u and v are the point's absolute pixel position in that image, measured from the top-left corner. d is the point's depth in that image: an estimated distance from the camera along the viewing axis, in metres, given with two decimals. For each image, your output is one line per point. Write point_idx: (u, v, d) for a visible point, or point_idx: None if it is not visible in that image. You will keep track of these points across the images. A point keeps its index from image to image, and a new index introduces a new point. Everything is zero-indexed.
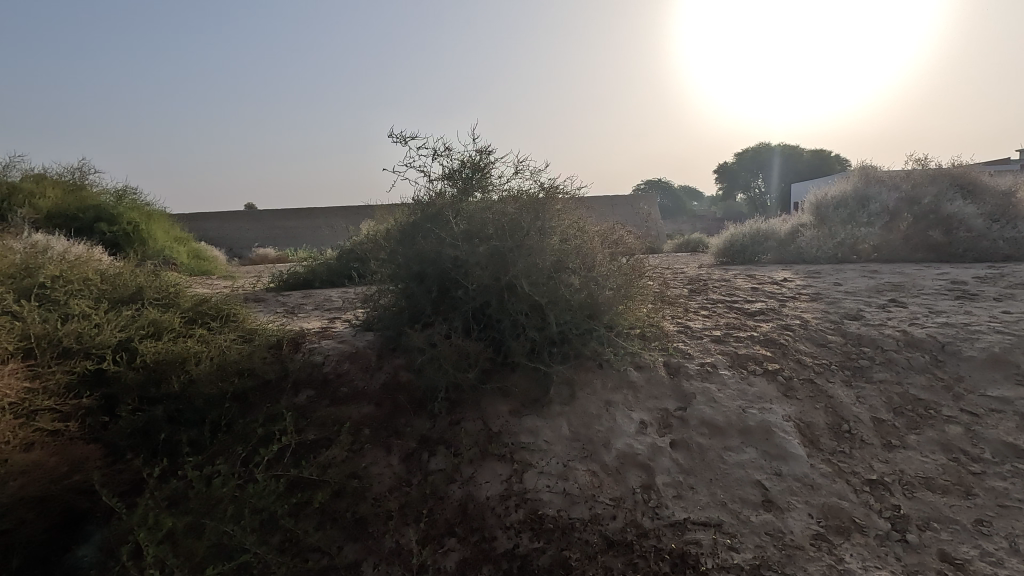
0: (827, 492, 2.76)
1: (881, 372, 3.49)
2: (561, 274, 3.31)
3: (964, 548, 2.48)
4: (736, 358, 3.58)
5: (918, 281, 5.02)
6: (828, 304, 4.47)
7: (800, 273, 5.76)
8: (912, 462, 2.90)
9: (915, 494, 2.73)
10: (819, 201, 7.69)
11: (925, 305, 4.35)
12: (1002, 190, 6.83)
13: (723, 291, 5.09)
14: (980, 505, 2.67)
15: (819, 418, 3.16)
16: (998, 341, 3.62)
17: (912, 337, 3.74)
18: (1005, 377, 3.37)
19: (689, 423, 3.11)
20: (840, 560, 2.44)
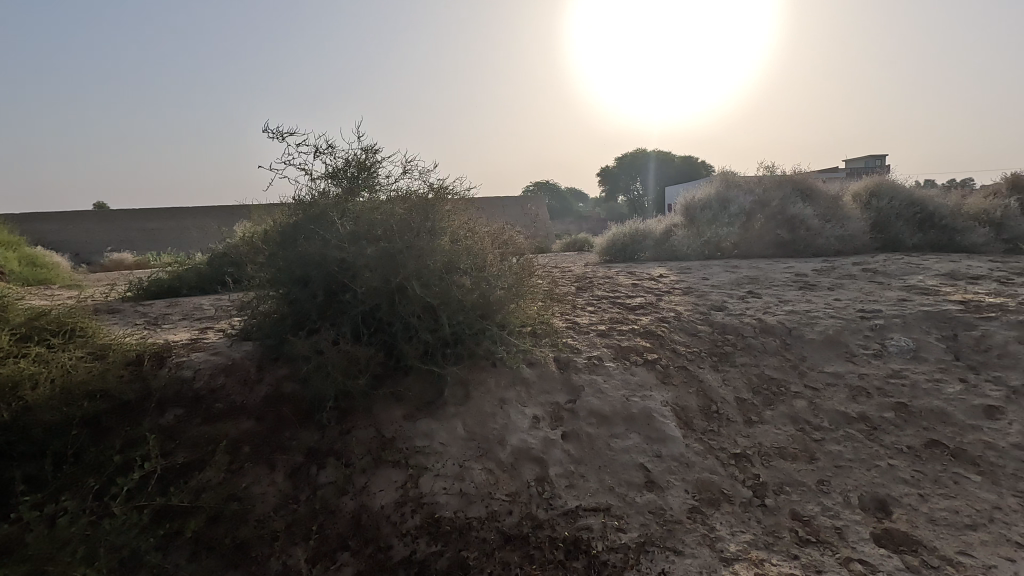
0: (700, 467, 3.02)
1: (742, 356, 3.90)
2: (452, 275, 3.31)
3: (810, 506, 2.79)
4: (620, 350, 3.81)
5: (769, 275, 5.67)
6: (697, 297, 4.91)
7: (673, 269, 6.27)
8: (768, 434, 3.26)
9: (771, 462, 3.07)
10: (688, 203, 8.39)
11: (776, 295, 4.92)
12: (832, 194, 7.92)
13: (606, 288, 5.39)
14: (820, 467, 3.02)
15: (691, 401, 3.46)
16: (832, 324, 4.19)
17: (766, 324, 4.22)
18: (838, 355, 3.90)
19: (578, 415, 3.26)
20: (711, 528, 2.67)
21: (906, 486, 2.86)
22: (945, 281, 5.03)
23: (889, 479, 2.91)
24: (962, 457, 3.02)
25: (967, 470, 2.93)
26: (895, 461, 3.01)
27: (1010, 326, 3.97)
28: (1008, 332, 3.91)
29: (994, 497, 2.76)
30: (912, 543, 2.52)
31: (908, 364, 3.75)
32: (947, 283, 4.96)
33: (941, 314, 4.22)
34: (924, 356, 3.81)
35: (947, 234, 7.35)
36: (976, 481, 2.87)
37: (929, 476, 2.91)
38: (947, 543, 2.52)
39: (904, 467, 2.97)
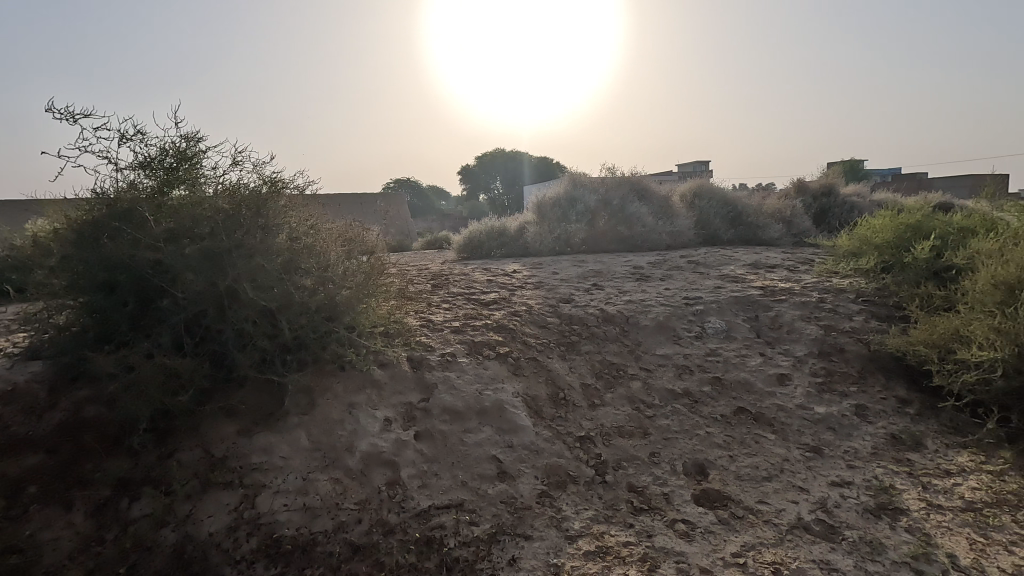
0: (548, 453, 3.16)
1: (587, 344, 4.17)
2: (292, 275, 3.09)
3: (643, 477, 3.06)
4: (473, 346, 3.85)
5: (611, 268, 6.13)
6: (547, 291, 5.15)
7: (526, 264, 6.52)
8: (609, 415, 3.52)
9: (611, 441, 3.31)
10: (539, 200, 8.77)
11: (616, 287, 5.34)
12: (663, 194, 8.81)
13: (462, 284, 5.43)
14: (652, 441, 3.33)
15: (541, 391, 3.61)
16: (662, 311, 4.65)
17: (607, 313, 4.56)
18: (667, 338, 4.34)
19: (432, 413, 3.23)
20: (558, 510, 2.81)
21: (720, 449, 3.27)
22: (749, 270, 5.85)
23: (707, 445, 3.30)
24: (762, 419, 3.52)
25: (765, 430, 3.43)
26: (712, 429, 3.43)
27: (796, 306, 4.73)
28: (794, 311, 4.65)
29: (785, 451, 3.25)
30: (723, 500, 2.87)
31: (722, 343, 4.29)
32: (751, 272, 5.77)
33: (746, 299, 4.90)
34: (734, 335, 4.39)
35: (753, 229, 8.57)
36: (772, 439, 3.36)
37: (737, 439, 3.36)
38: (749, 494, 2.91)
39: (718, 433, 3.40)
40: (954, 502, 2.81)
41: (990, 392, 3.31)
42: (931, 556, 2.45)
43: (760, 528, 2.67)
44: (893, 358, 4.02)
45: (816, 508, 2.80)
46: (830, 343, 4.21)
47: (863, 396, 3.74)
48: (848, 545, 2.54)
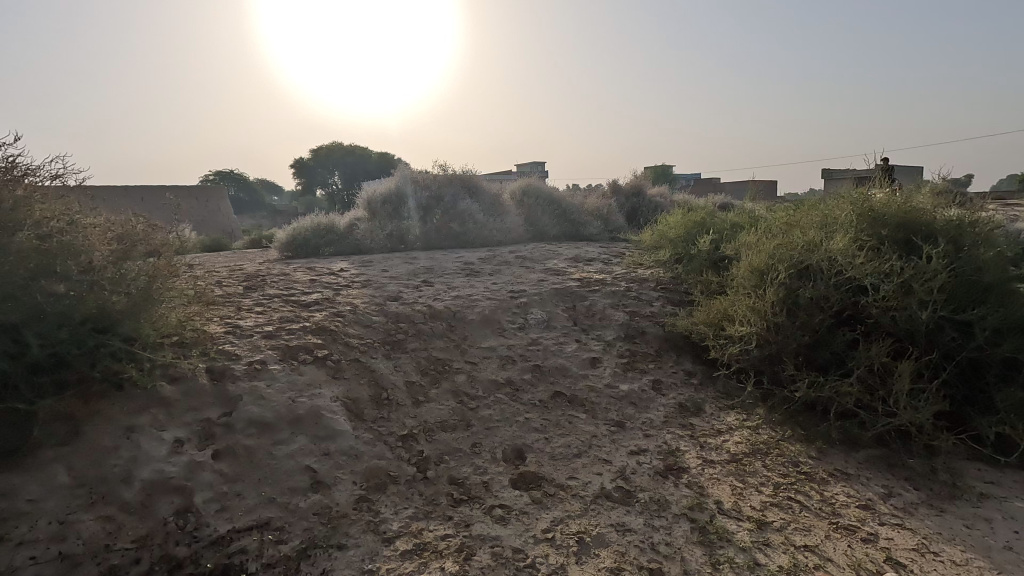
0: (368, 456, 3.05)
1: (413, 342, 4.12)
2: (43, 281, 2.57)
3: (464, 469, 3.11)
4: (288, 351, 3.58)
5: (442, 265, 6.17)
6: (374, 290, 5.00)
7: (355, 262, 6.27)
8: (433, 411, 3.52)
9: (434, 436, 3.32)
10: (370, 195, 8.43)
11: (446, 283, 5.38)
12: (494, 192, 9.12)
13: (280, 285, 5.04)
14: (475, 432, 3.40)
15: (362, 393, 3.48)
16: (488, 305, 4.79)
17: (434, 310, 4.56)
18: (492, 331, 4.47)
19: (235, 428, 2.93)
20: (376, 513, 2.74)
21: (537, 433, 3.46)
22: (569, 264, 6.31)
23: (526, 430, 3.47)
24: (575, 401, 3.80)
25: (577, 411, 3.71)
26: (530, 415, 3.61)
27: (607, 295, 5.21)
28: (605, 300, 5.11)
29: (593, 428, 3.55)
30: (538, 480, 3.03)
31: (542, 333, 4.55)
32: (570, 265, 6.23)
33: (565, 290, 5.27)
34: (554, 325, 4.69)
35: (575, 226, 9.26)
36: (583, 418, 3.65)
37: (553, 422, 3.58)
38: (560, 472, 3.12)
39: (536, 418, 3.59)
40: (723, 456, 3.31)
41: (750, 360, 3.96)
42: (704, 505, 2.85)
43: (569, 502, 2.87)
44: (682, 337, 4.63)
45: (616, 476, 3.09)
46: (634, 327, 4.70)
47: (659, 371, 4.24)
48: (640, 505, 2.85)
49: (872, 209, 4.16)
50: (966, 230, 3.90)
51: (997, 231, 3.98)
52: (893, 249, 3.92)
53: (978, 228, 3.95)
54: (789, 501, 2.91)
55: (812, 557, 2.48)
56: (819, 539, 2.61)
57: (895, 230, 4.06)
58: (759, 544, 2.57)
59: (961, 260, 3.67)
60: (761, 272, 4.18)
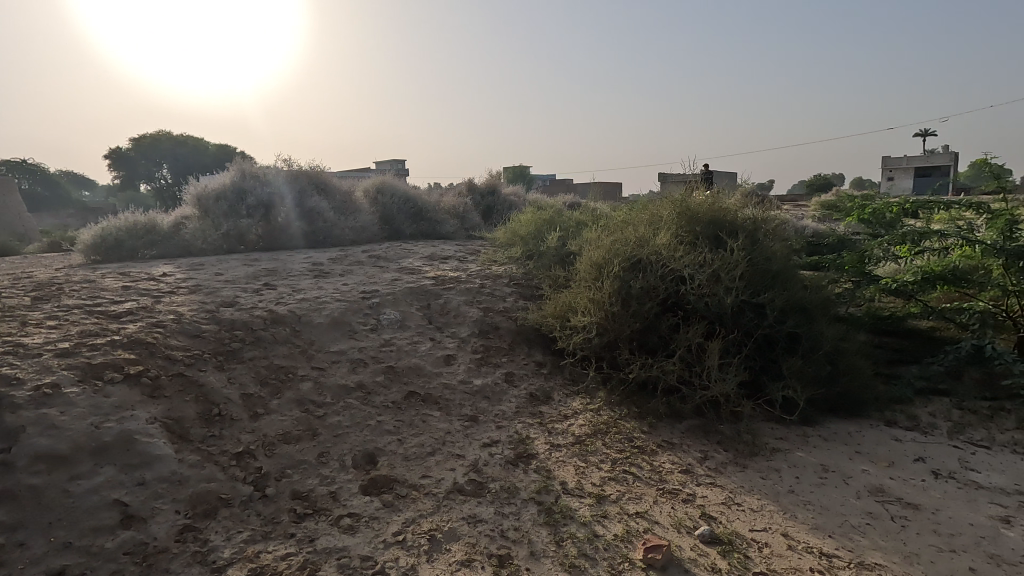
0: (195, 480, 2.74)
1: (250, 351, 3.79)
2: None
3: (309, 481, 2.93)
4: (90, 371, 3.08)
5: (287, 266, 5.77)
6: (205, 295, 4.50)
7: (182, 266, 5.61)
8: (273, 424, 3.26)
9: (275, 450, 3.08)
10: (201, 192, 7.42)
11: (290, 286, 5.03)
12: (344, 189, 8.81)
13: (83, 294, 4.32)
14: (321, 441, 3.22)
15: (188, 410, 3.12)
16: (338, 307, 4.57)
17: (276, 314, 4.24)
18: (341, 333, 4.27)
19: (14, 466, 2.45)
20: (205, 542, 2.47)
21: (389, 435, 3.38)
22: (424, 262, 6.27)
23: (377, 433, 3.36)
24: (429, 399, 3.78)
25: (431, 409, 3.69)
26: (382, 417, 3.51)
27: (461, 292, 5.25)
28: (460, 297, 5.16)
29: (447, 424, 3.57)
30: (389, 483, 2.96)
31: (395, 333, 4.45)
32: (426, 264, 6.18)
33: (419, 289, 5.23)
34: (407, 324, 4.62)
35: (432, 224, 9.24)
36: (437, 416, 3.64)
37: (406, 422, 3.52)
38: (413, 472, 3.08)
39: (388, 420, 3.50)
40: (568, 439, 3.53)
41: (592, 348, 4.27)
42: (550, 487, 3.01)
43: (421, 501, 2.85)
44: (533, 329, 4.83)
45: (468, 470, 3.13)
46: (487, 323, 4.81)
47: (511, 364, 4.38)
48: (491, 495, 2.92)
49: (689, 208, 4.71)
50: (760, 226, 4.58)
51: (783, 227, 4.73)
52: (705, 243, 4.47)
53: (769, 225, 4.66)
54: (624, 474, 3.18)
55: (642, 522, 2.74)
56: (649, 505, 2.90)
57: (707, 226, 4.64)
58: (598, 517, 2.77)
59: (756, 252, 4.31)
60: (600, 266, 4.52)
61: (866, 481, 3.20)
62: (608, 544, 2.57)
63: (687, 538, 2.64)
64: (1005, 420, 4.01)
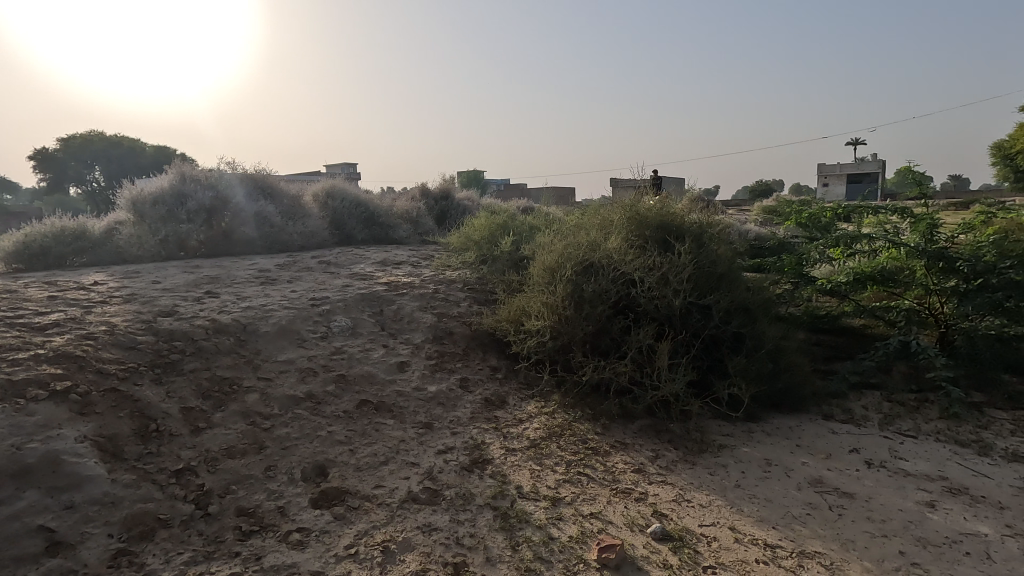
0: (130, 501, 2.59)
1: (191, 362, 3.62)
2: None
3: (256, 496, 2.81)
4: (11, 388, 2.87)
5: (231, 273, 5.55)
6: (140, 305, 4.27)
7: (116, 274, 5.32)
8: (216, 438, 3.12)
9: (218, 466, 2.94)
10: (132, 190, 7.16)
11: (234, 293, 4.83)
12: (292, 194, 8.57)
13: (3, 305, 4.03)
14: (268, 454, 3.10)
15: (122, 427, 2.95)
16: (285, 315, 4.43)
17: (219, 324, 4.06)
18: (289, 342, 4.13)
19: None
20: (141, 566, 2.33)
21: (341, 445, 3.29)
22: (377, 268, 6.17)
23: (328, 444, 3.27)
24: (382, 407, 3.71)
25: (384, 417, 3.63)
26: (333, 428, 3.42)
27: (414, 298, 5.19)
28: (413, 303, 5.10)
29: (401, 432, 3.51)
30: (340, 495, 2.89)
31: (347, 340, 4.35)
32: (378, 270, 6.08)
33: (371, 295, 5.13)
34: (359, 331, 4.52)
35: (385, 229, 9.11)
36: (390, 424, 3.58)
37: (358, 432, 3.44)
38: (366, 483, 3.01)
39: (340, 430, 3.41)
40: (524, 443, 3.54)
41: (546, 351, 4.30)
42: (506, 492, 3.00)
43: (374, 512, 2.79)
44: (487, 334, 4.83)
45: (423, 478, 3.09)
46: (441, 328, 4.77)
47: (466, 369, 4.36)
48: (446, 503, 2.89)
49: (639, 213, 4.82)
50: (706, 230, 4.74)
51: (727, 231, 4.91)
52: (654, 247, 4.59)
53: (714, 229, 4.82)
54: (579, 476, 3.22)
55: (596, 523, 2.78)
56: (603, 505, 2.94)
57: (656, 230, 4.77)
58: (553, 520, 2.79)
59: (702, 255, 4.45)
60: (552, 270, 4.57)
61: (806, 473, 3.35)
62: (563, 547, 2.59)
63: (640, 536, 2.69)
64: (929, 410, 4.30)
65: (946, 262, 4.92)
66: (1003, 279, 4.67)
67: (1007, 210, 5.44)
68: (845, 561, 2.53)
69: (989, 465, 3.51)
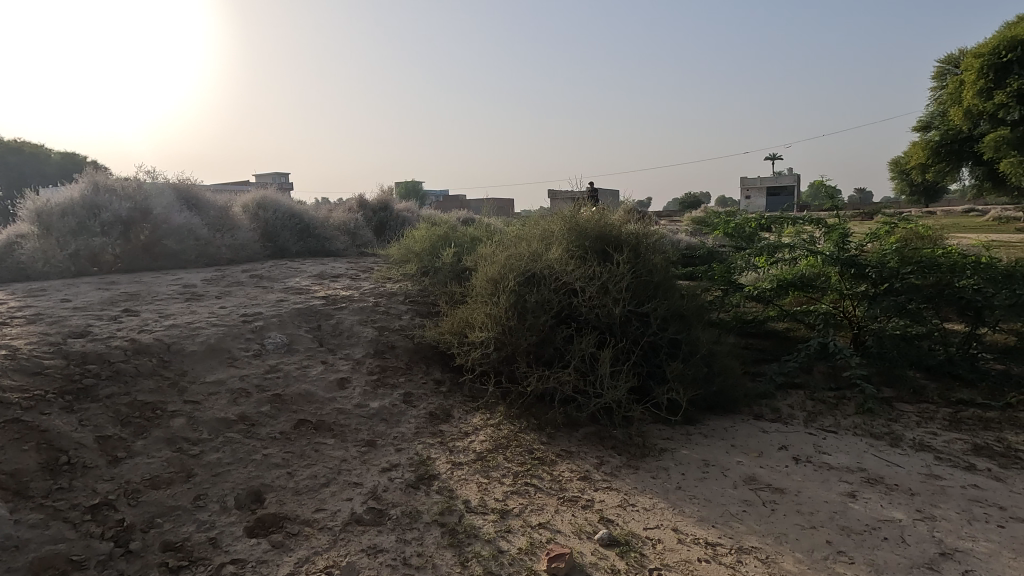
0: (36, 544, 2.35)
1: (108, 387, 3.34)
2: None
3: (184, 528, 2.62)
4: None
5: (152, 289, 5.20)
6: (48, 326, 3.91)
7: (18, 292, 4.86)
8: (138, 468, 2.89)
9: (140, 498, 2.73)
10: (36, 198, 6.59)
11: (156, 311, 4.52)
12: (220, 205, 8.15)
13: None
14: (197, 483, 2.90)
15: (26, 462, 2.68)
16: (214, 333, 4.18)
17: (139, 344, 3.77)
18: (219, 362, 3.90)
19: None
20: None
21: (278, 469, 3.13)
22: (313, 281, 5.97)
23: (264, 468, 3.11)
24: (322, 427, 3.57)
25: (324, 437, 3.49)
26: (269, 451, 3.25)
27: (354, 312, 5.06)
28: (353, 317, 4.96)
29: (342, 452, 3.39)
30: (278, 521, 2.74)
31: (282, 358, 4.16)
32: (314, 283, 5.88)
33: (308, 309, 4.95)
34: (295, 348, 4.34)
35: (320, 241, 8.84)
36: (330, 444, 3.45)
37: (296, 453, 3.29)
38: (306, 507, 2.88)
39: (276, 453, 3.25)
40: (470, 456, 3.50)
41: (490, 363, 4.30)
42: (453, 507, 2.96)
43: (315, 537, 2.67)
44: (431, 346, 4.77)
45: (367, 498, 2.99)
46: (383, 343, 4.66)
47: (409, 384, 4.27)
48: (392, 523, 2.81)
49: (578, 224, 4.92)
50: (642, 240, 4.90)
51: (661, 241, 5.09)
52: (594, 257, 4.69)
53: (650, 239, 4.98)
54: (526, 487, 3.22)
55: (544, 533, 2.78)
56: (550, 515, 2.95)
57: (595, 241, 4.88)
58: (502, 533, 2.77)
59: (639, 265, 4.59)
60: (495, 280, 4.58)
61: (741, 471, 3.52)
62: (513, 559, 2.58)
63: (587, 543, 2.73)
64: (846, 407, 4.63)
65: (857, 268, 5.34)
66: (905, 284, 5.12)
67: (907, 221, 5.98)
68: (779, 554, 2.67)
69: (900, 455, 3.82)
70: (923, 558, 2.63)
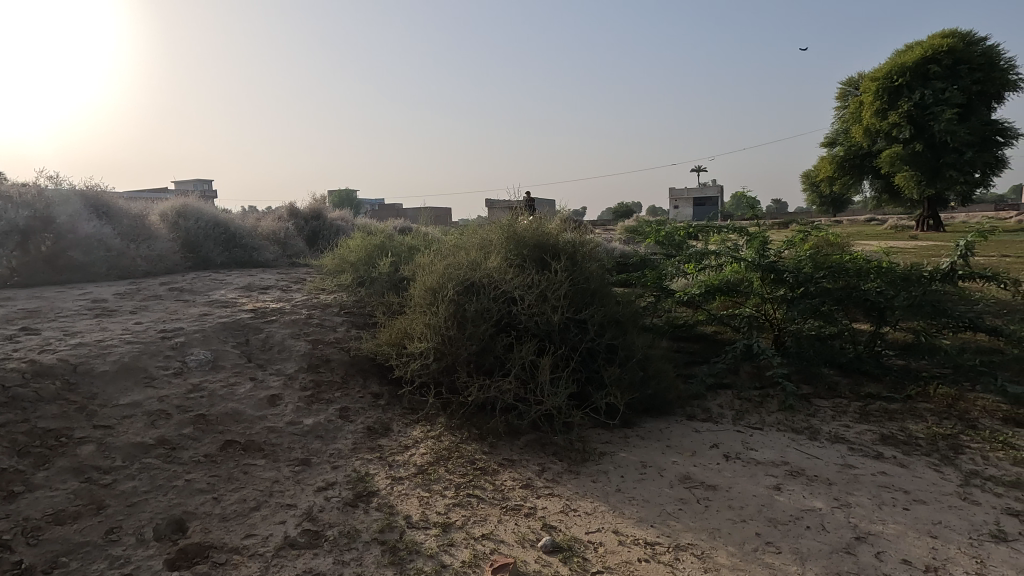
0: None
1: (2, 415, 3.01)
2: None
3: (94, 566, 2.40)
4: None
5: (55, 305, 4.76)
6: None
7: None
8: (39, 503, 2.62)
9: (42, 537, 2.47)
10: None
11: (60, 329, 4.14)
12: (134, 213, 7.60)
13: None
14: (110, 515, 2.66)
15: None
16: (128, 351, 3.87)
17: (40, 366, 3.43)
18: (135, 382, 3.61)
19: None
20: None
21: (202, 494, 2.93)
22: (240, 293, 5.68)
23: (186, 495, 2.90)
24: (251, 447, 3.38)
25: (253, 458, 3.30)
26: (193, 475, 3.04)
27: (285, 325, 4.84)
28: (284, 330, 4.75)
29: (274, 472, 3.22)
30: (203, 551, 2.56)
31: (207, 376, 3.91)
32: (241, 295, 5.59)
33: (235, 323, 4.69)
34: (221, 364, 4.10)
35: (247, 251, 8.43)
36: (261, 464, 3.27)
37: (223, 477, 3.09)
38: (234, 534, 2.71)
39: (200, 477, 3.04)
40: (410, 470, 3.43)
41: (430, 374, 4.24)
42: (394, 524, 2.88)
43: (245, 565, 2.51)
44: (368, 359, 4.64)
45: (302, 520, 2.86)
46: (317, 356, 4.49)
47: (345, 398, 4.13)
48: (329, 544, 2.69)
49: (516, 233, 4.96)
50: (578, 248, 4.99)
51: (596, 249, 5.21)
52: (532, 265, 4.74)
53: (585, 247, 5.10)
54: (469, 498, 3.19)
55: (487, 544, 2.76)
56: (493, 525, 2.94)
57: (533, 249, 4.93)
58: (445, 546, 2.73)
59: (576, 272, 4.68)
60: (434, 290, 4.52)
61: (676, 471, 3.64)
62: (456, 573, 2.54)
63: (531, 551, 2.73)
64: (770, 404, 4.91)
65: (776, 273, 5.67)
66: (818, 288, 5.51)
67: (818, 229, 6.43)
68: (712, 548, 2.78)
69: (819, 448, 4.09)
70: (841, 542, 2.82)
